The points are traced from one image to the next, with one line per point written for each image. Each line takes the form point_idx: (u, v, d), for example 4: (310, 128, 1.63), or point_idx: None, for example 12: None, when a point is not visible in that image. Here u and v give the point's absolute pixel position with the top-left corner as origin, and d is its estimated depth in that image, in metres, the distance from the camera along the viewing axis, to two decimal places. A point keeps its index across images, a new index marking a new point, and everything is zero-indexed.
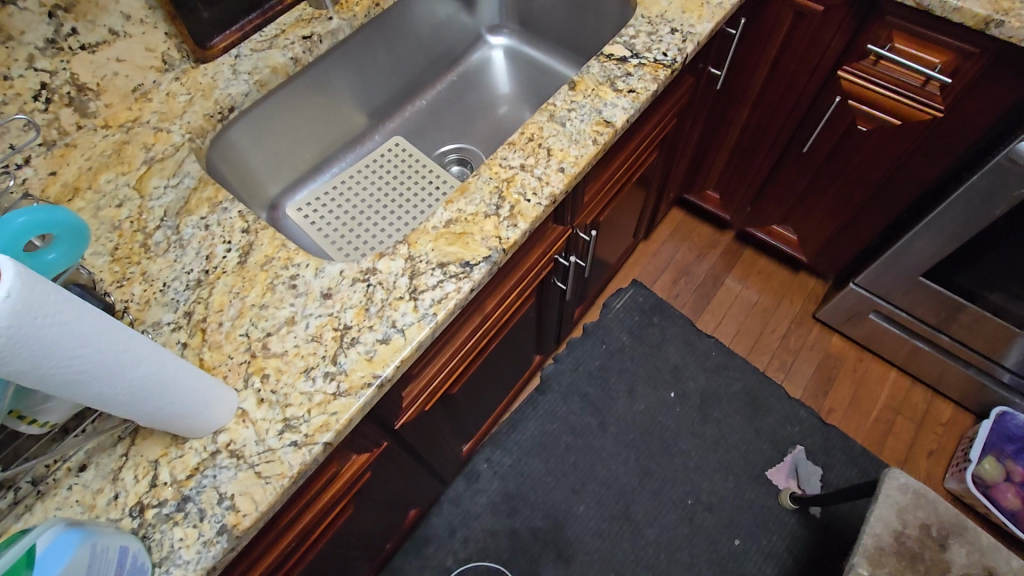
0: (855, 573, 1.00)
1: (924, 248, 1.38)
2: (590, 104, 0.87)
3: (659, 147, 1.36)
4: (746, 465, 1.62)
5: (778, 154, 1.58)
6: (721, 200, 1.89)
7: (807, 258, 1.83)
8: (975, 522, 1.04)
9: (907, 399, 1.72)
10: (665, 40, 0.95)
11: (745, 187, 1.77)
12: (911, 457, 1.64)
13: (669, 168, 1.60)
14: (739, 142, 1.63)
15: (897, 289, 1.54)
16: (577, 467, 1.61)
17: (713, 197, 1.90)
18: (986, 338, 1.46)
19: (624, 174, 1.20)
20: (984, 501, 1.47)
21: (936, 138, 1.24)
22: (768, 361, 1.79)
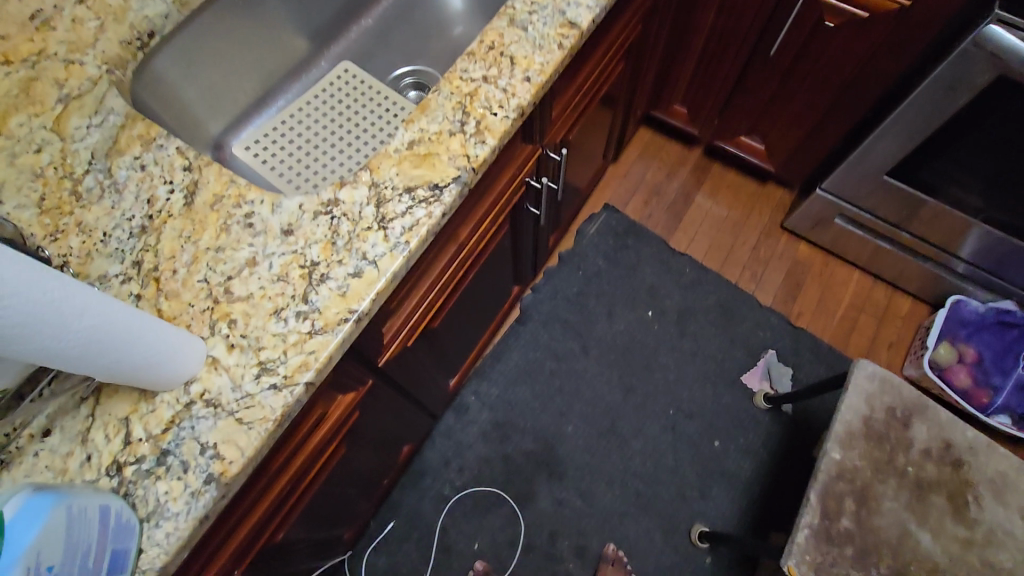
0: (827, 456, 1.07)
1: (889, 146, 1.39)
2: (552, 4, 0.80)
3: (625, 57, 1.29)
4: (723, 372, 1.68)
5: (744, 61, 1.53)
6: (688, 115, 1.85)
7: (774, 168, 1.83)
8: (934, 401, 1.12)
9: (870, 296, 1.79)
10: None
11: (713, 99, 1.72)
12: (875, 351, 1.73)
13: (636, 82, 1.54)
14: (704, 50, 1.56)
15: (863, 189, 1.55)
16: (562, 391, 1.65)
17: (681, 111, 1.85)
18: (946, 232, 1.51)
19: (590, 89, 1.14)
20: (939, 381, 1.57)
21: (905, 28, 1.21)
22: (740, 273, 1.83)
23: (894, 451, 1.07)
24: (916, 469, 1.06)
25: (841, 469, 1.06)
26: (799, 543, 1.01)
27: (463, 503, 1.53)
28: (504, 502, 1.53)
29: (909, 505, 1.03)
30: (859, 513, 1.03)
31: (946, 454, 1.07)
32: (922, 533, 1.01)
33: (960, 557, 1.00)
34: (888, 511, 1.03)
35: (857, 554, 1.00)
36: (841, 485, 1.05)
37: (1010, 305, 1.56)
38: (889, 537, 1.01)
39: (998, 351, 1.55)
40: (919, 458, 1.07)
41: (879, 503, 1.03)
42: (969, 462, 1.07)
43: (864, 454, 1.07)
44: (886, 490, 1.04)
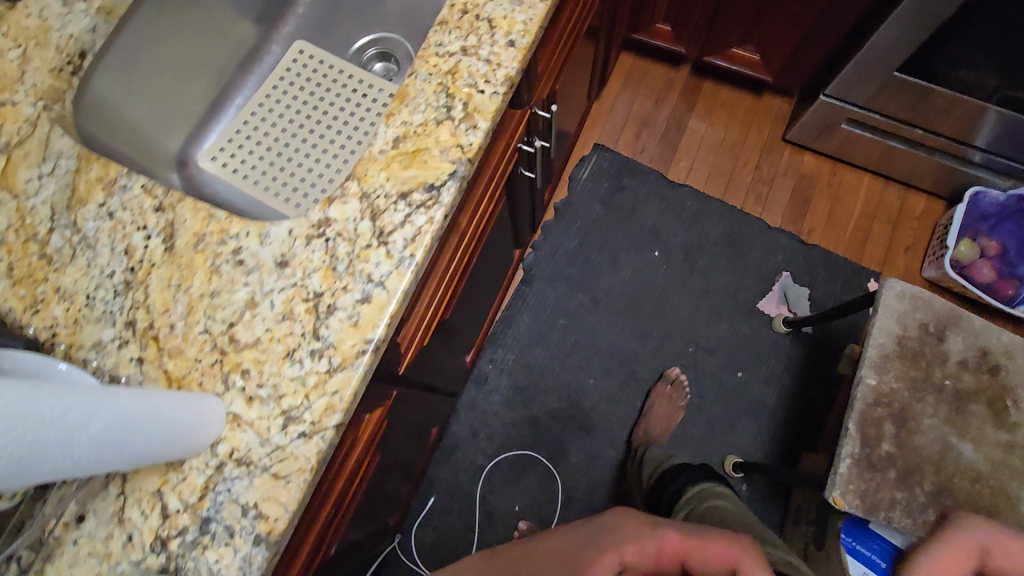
0: (862, 383, 1.05)
1: (899, 40, 1.29)
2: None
3: None
4: (737, 302, 1.67)
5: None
6: (673, 33, 1.72)
7: (772, 78, 1.72)
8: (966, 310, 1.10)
9: (882, 201, 1.74)
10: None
11: (699, 11, 1.59)
12: (891, 256, 1.70)
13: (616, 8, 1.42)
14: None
15: (870, 89, 1.46)
16: (580, 345, 1.65)
17: (664, 30, 1.72)
18: (962, 122, 1.42)
19: (572, 30, 1.04)
20: (961, 281, 1.54)
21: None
22: (744, 197, 1.77)
23: (929, 367, 1.06)
24: (953, 382, 1.05)
25: (877, 392, 1.05)
26: (842, 474, 1.01)
27: (499, 468, 1.55)
28: (539, 462, 1.55)
29: (949, 419, 1.03)
30: (900, 435, 1.03)
31: (983, 361, 1.06)
32: (965, 443, 1.02)
33: (1004, 462, 1.01)
34: (928, 428, 1.03)
35: (901, 476, 1.01)
36: (879, 410, 1.04)
37: None
38: (931, 453, 1.02)
39: (1021, 242, 1.51)
40: (956, 370, 1.06)
41: (919, 421, 1.03)
42: (1007, 365, 1.06)
43: (900, 374, 1.05)
44: (924, 406, 1.04)
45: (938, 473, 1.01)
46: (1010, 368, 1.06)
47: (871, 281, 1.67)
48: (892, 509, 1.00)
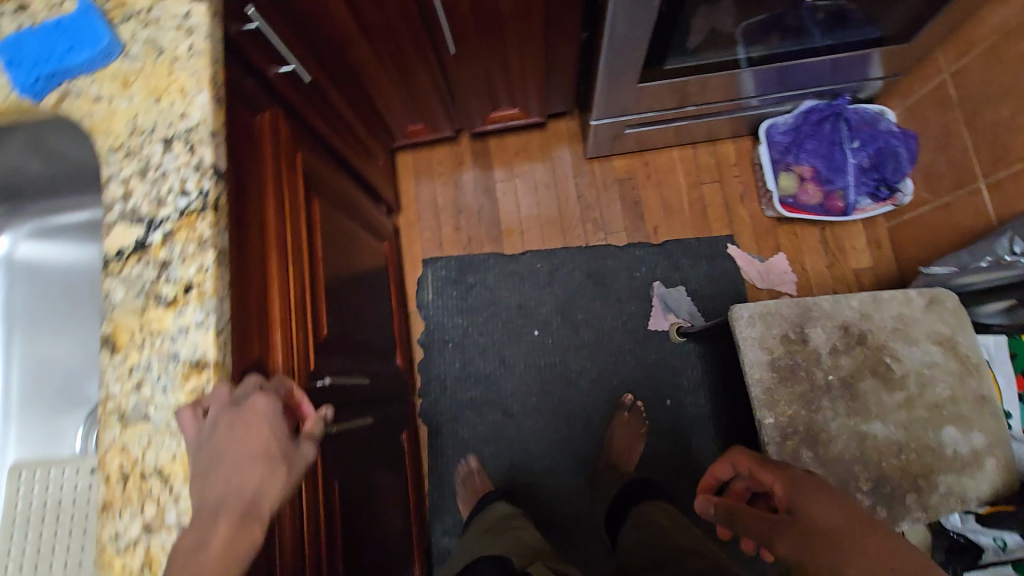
0: (765, 425, 1.05)
1: (626, 67, 1.25)
2: (152, 354, 0.55)
3: (312, 189, 0.98)
4: (631, 333, 1.63)
5: (440, 71, 1.27)
6: (429, 128, 1.55)
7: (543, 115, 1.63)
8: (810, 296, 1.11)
9: (699, 164, 1.73)
10: (167, 171, 0.59)
11: (437, 106, 1.44)
12: (733, 212, 1.70)
13: (349, 166, 1.24)
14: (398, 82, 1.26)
15: (632, 104, 1.42)
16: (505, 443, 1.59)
17: (418, 128, 1.54)
18: (724, 90, 1.43)
19: (299, 274, 0.85)
20: (796, 212, 1.59)
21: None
22: (584, 230, 1.69)
23: (811, 375, 1.06)
24: (836, 373, 1.07)
25: (783, 427, 1.04)
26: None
27: None
28: None
29: (850, 410, 1.06)
30: (821, 454, 1.03)
31: (850, 337, 1.08)
32: (875, 423, 1.05)
33: (911, 420, 1.06)
34: (840, 431, 1.05)
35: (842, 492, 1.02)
36: (794, 443, 1.04)
37: (810, 103, 1.51)
38: (852, 453, 1.04)
39: (825, 156, 1.51)
40: (835, 360, 1.07)
41: (830, 429, 1.04)
42: (870, 327, 1.09)
43: (791, 396, 1.05)
44: (827, 412, 1.05)
45: (868, 467, 1.03)
46: (874, 329, 1.09)
47: (729, 244, 1.67)
48: None
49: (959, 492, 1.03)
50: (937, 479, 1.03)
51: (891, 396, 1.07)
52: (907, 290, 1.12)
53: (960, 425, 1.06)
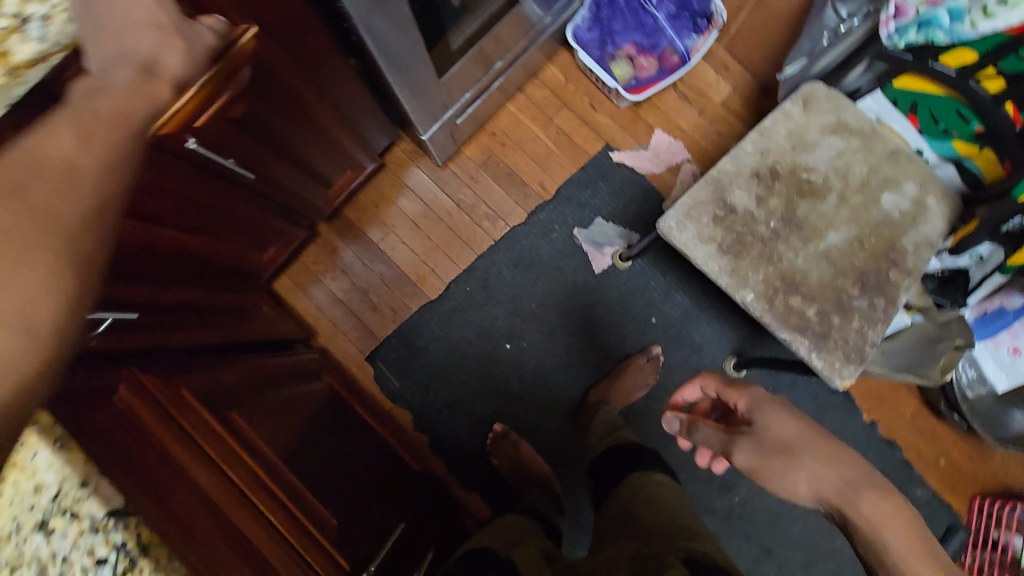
0: (748, 303, 1.05)
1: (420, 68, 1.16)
2: None
3: (225, 405, 0.88)
4: (584, 287, 1.60)
5: (255, 197, 1.16)
6: (280, 245, 1.43)
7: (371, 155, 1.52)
8: (713, 166, 1.09)
9: (537, 101, 1.66)
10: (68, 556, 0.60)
11: (274, 223, 1.33)
12: (595, 122, 1.65)
13: (236, 342, 1.13)
14: (226, 234, 1.13)
15: (450, 96, 1.34)
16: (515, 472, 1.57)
17: (272, 253, 1.42)
18: (516, 33, 1.37)
19: (265, 495, 0.78)
20: (652, 88, 1.54)
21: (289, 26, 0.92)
22: (483, 229, 1.62)
23: (757, 234, 1.06)
24: (774, 216, 1.07)
25: (764, 293, 1.05)
26: (828, 362, 1.03)
27: None
28: None
29: (805, 238, 1.07)
30: (807, 291, 1.05)
31: (765, 178, 1.08)
32: (831, 235, 1.07)
33: (853, 211, 1.08)
34: (808, 262, 1.06)
35: (844, 309, 1.05)
36: (781, 301, 1.04)
37: None
38: (828, 273, 1.06)
39: (638, 27, 1.54)
40: (766, 207, 1.08)
41: (800, 267, 1.06)
42: (774, 159, 1.09)
43: (754, 263, 1.05)
44: (788, 255, 1.06)
45: (848, 275, 1.06)
46: (778, 159, 1.09)
47: (611, 152, 1.63)
48: (870, 331, 1.04)
49: (925, 242, 1.07)
50: (903, 243, 1.07)
51: (826, 204, 1.08)
52: (781, 105, 1.12)
53: (892, 188, 1.09)
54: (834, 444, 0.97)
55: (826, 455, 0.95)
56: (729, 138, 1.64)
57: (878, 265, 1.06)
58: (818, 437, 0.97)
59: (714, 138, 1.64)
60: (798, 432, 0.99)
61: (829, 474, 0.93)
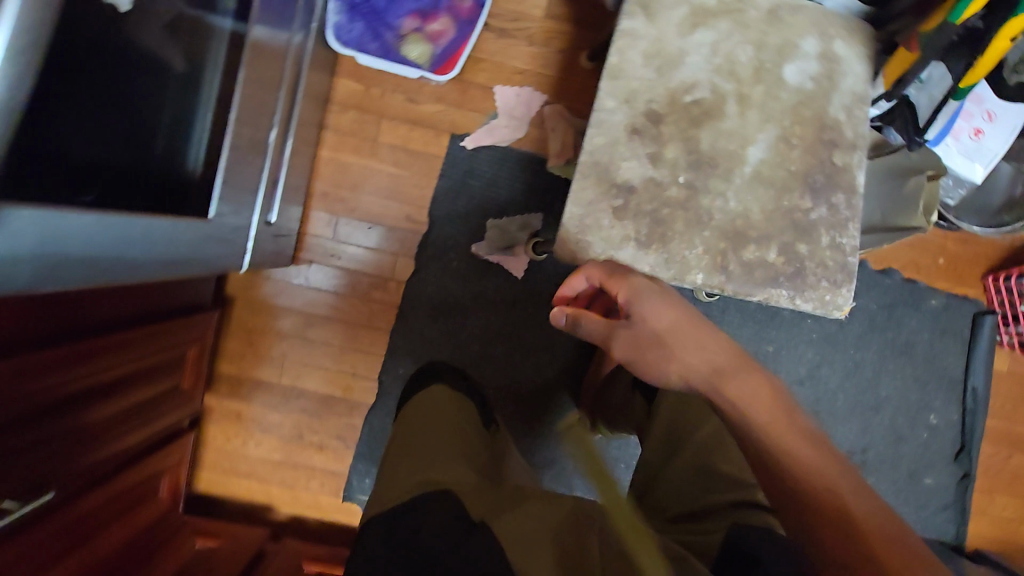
0: (702, 283, 0.84)
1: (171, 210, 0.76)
2: None
3: None
4: (517, 297, 1.37)
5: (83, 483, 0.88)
6: (167, 467, 1.15)
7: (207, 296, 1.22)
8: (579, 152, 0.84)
9: (349, 130, 1.33)
10: None
11: (141, 464, 1.04)
12: (425, 117, 1.34)
13: None
14: (85, 535, 0.88)
15: (247, 200, 0.98)
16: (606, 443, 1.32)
17: (162, 485, 1.15)
18: (275, 66, 0.95)
19: None
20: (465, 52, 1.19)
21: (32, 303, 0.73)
22: (377, 300, 1.36)
23: (673, 199, 0.84)
24: (680, 169, 0.84)
25: (713, 262, 0.84)
26: (816, 297, 0.84)
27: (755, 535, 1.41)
28: None
29: (726, 174, 0.84)
30: (757, 233, 0.84)
31: (646, 129, 0.84)
32: (751, 151, 0.85)
33: (762, 110, 0.85)
34: (742, 199, 0.85)
35: (806, 229, 0.85)
36: (736, 261, 0.84)
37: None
38: (771, 199, 0.85)
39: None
40: (665, 161, 0.84)
41: (737, 209, 0.84)
42: (644, 100, 0.84)
43: (685, 234, 0.83)
44: (717, 203, 0.84)
45: (792, 189, 0.85)
46: (649, 94, 0.84)
47: (461, 141, 1.34)
48: (843, 235, 0.85)
49: (854, 97, 0.86)
50: (834, 112, 0.85)
51: (729, 117, 0.85)
52: (618, 26, 0.85)
53: (790, 55, 0.86)
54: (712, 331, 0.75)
55: (702, 344, 0.74)
56: (576, 50, 1.34)
57: (819, 156, 0.85)
58: (694, 323, 0.75)
59: (561, 60, 1.34)
60: (676, 319, 0.76)
61: (713, 358, 0.73)
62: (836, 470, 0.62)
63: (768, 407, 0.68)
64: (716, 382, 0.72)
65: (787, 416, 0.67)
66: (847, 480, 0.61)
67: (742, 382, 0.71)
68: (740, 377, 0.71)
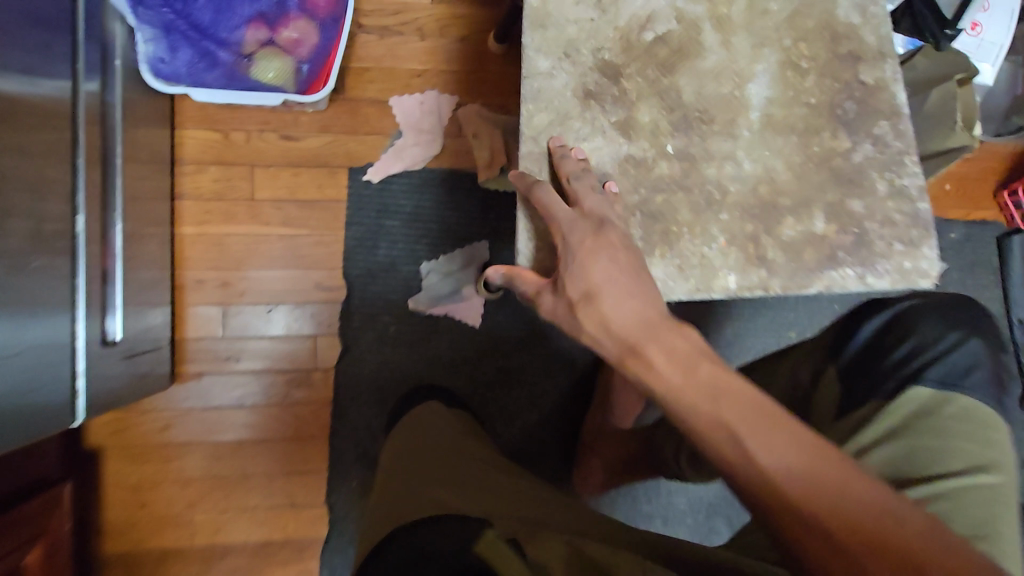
0: (740, 288, 0.57)
1: None
2: None
3: None
4: (481, 350, 1.08)
5: None
6: None
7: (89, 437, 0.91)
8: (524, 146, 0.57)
9: (216, 193, 1.03)
10: None
11: None
12: (310, 154, 1.04)
13: None
14: None
15: (54, 327, 0.66)
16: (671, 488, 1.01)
17: None
18: (49, 126, 0.64)
19: None
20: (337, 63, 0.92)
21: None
22: (302, 401, 1.05)
23: (665, 179, 0.57)
24: (664, 135, 0.58)
25: (744, 254, 0.58)
26: (893, 268, 0.59)
27: None
28: None
29: (727, 127, 0.59)
30: (791, 199, 0.59)
31: (605, 90, 0.57)
32: (752, 90, 0.60)
33: (752, 31, 0.60)
34: (760, 157, 0.59)
35: (852, 178, 0.60)
36: (774, 245, 0.58)
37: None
38: (796, 149, 0.60)
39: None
40: (642, 130, 0.57)
41: (756, 174, 0.59)
42: (591, 48, 0.57)
43: (697, 224, 0.57)
44: (727, 171, 0.58)
45: (820, 128, 0.60)
46: (596, 40, 0.57)
47: (364, 174, 1.05)
48: (904, 174, 0.60)
49: None
50: (845, 15, 0.61)
51: (713, 50, 0.59)
52: None
53: None
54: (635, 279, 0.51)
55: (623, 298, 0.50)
56: (479, 34, 1.08)
57: (843, 76, 0.61)
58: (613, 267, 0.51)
59: (464, 50, 1.07)
60: (611, 259, 0.51)
61: (635, 309, 0.50)
62: (756, 421, 0.44)
63: (662, 353, 0.48)
64: (631, 340, 0.49)
65: (689, 365, 0.47)
66: (771, 430, 0.43)
67: (645, 328, 0.49)
68: (654, 340, 0.48)
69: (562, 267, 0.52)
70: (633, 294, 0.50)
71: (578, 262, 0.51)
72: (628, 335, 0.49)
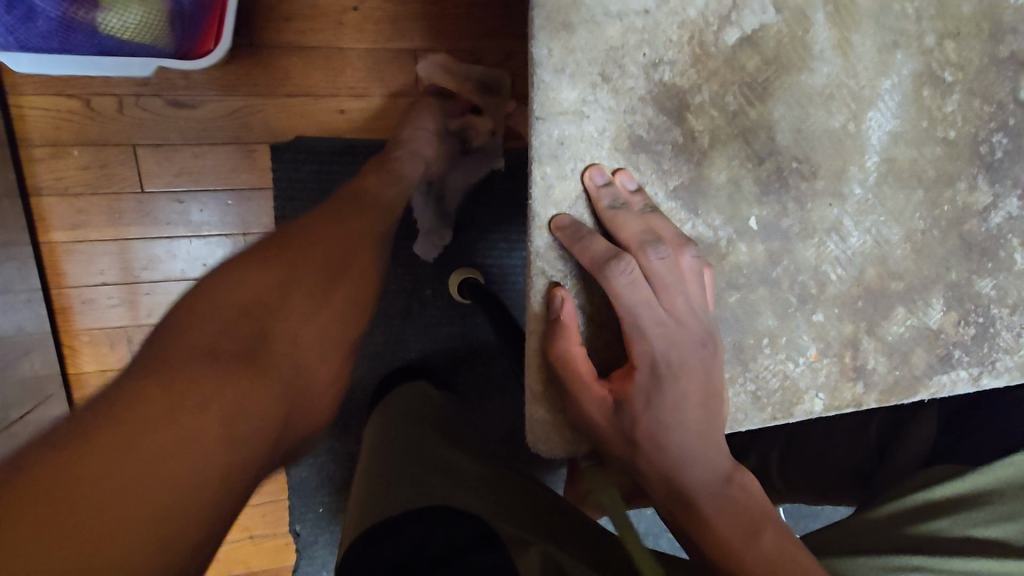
0: (828, 408, 0.42)
1: None
2: None
3: None
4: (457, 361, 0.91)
5: None
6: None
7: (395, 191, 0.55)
8: (611, 206, 0.35)
9: (88, 185, 0.75)
10: None
11: None
12: (213, 126, 0.76)
13: None
14: None
15: None
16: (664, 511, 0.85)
17: None
18: None
19: None
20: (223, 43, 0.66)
21: (221, 467, 0.27)
22: None
23: (742, 268, 0.39)
24: (743, 199, 0.38)
25: (838, 367, 0.42)
26: (1016, 365, 0.45)
27: None
28: None
29: (832, 181, 0.40)
30: (906, 283, 0.42)
31: (660, 136, 0.37)
32: (873, 122, 0.40)
33: (884, 22, 0.39)
34: (872, 225, 0.41)
35: (984, 249, 0.43)
36: (876, 348, 0.42)
37: None
38: (923, 208, 0.41)
39: None
40: (715, 196, 0.38)
41: (865, 250, 0.41)
42: (641, 62, 0.36)
43: (782, 332, 0.40)
44: (830, 251, 0.40)
45: (957, 175, 0.42)
46: (651, 47, 0.36)
47: (293, 152, 0.78)
48: None
49: None
50: None
51: (825, 58, 0.38)
52: None
53: None
54: (708, 415, 0.35)
55: (689, 430, 0.35)
56: None
57: (997, 95, 0.41)
58: (700, 396, 0.35)
59: None
60: (702, 388, 0.35)
61: (705, 449, 0.35)
62: None
63: (715, 509, 0.35)
64: (691, 492, 0.35)
65: (748, 528, 0.34)
66: None
67: (716, 480, 0.35)
68: (710, 491, 0.35)
69: (639, 380, 0.34)
70: (701, 435, 0.35)
71: (667, 384, 0.34)
72: (693, 484, 0.35)
